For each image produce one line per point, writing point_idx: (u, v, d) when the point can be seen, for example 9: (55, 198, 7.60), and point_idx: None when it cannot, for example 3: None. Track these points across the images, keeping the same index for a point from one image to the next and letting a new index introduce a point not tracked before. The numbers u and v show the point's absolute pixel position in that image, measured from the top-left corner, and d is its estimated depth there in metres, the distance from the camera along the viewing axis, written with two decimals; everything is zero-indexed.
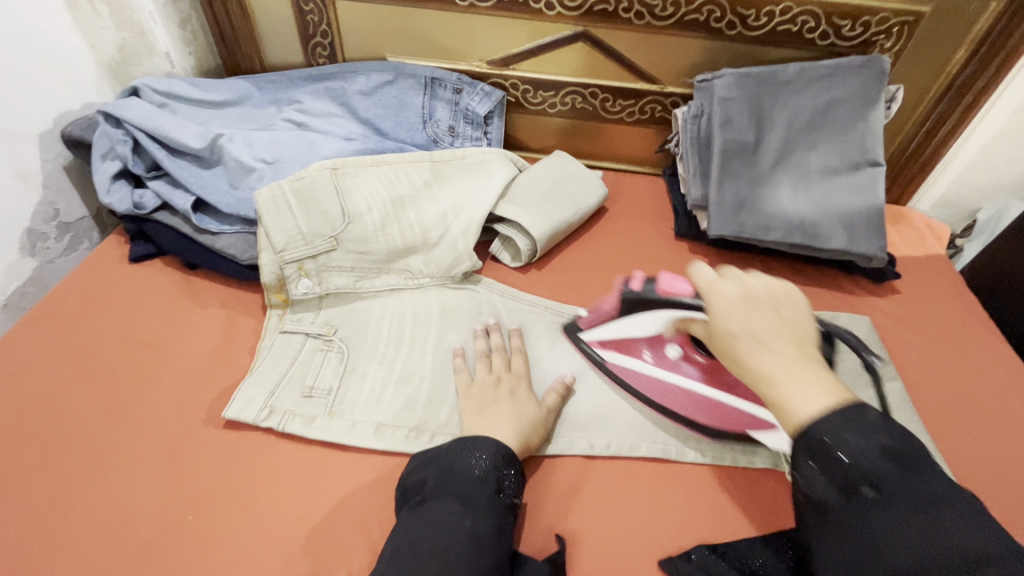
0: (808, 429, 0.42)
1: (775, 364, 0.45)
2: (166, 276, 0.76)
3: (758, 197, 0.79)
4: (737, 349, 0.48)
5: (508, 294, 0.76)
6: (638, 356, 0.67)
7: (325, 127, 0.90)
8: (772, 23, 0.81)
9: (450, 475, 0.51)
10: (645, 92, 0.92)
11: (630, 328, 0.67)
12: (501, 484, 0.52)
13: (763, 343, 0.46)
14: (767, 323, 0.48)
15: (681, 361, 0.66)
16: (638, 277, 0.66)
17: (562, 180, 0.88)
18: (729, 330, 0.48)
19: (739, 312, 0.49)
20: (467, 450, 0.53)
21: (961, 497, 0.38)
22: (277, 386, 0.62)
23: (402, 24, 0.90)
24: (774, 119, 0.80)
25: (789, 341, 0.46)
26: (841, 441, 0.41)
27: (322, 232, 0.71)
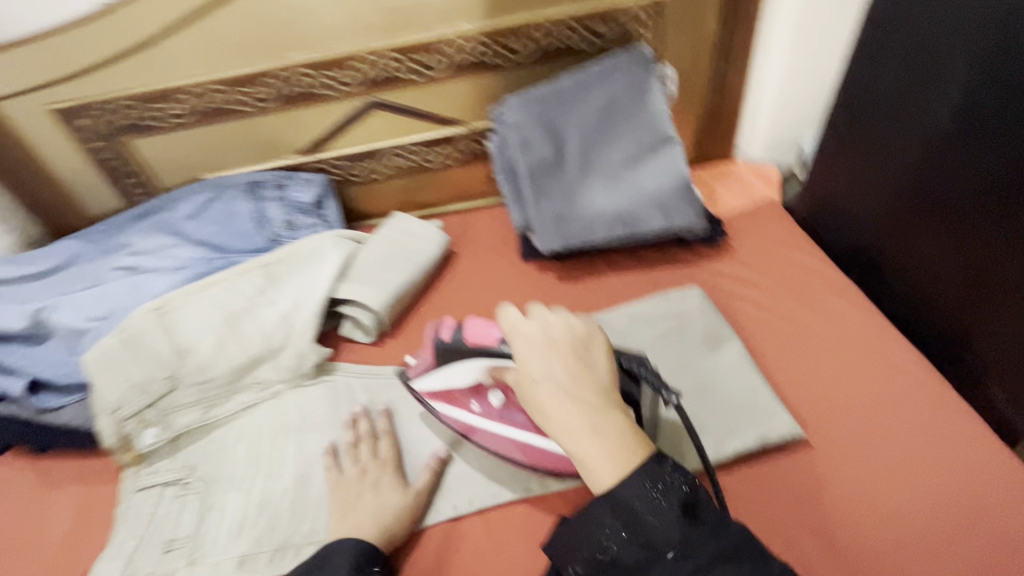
0: (615, 493, 0.47)
1: (577, 415, 0.50)
2: (16, 468, 0.73)
3: (574, 205, 0.82)
4: (536, 394, 0.52)
5: (364, 374, 0.76)
6: (465, 406, 0.65)
7: (156, 263, 0.90)
8: (538, 45, 0.85)
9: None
10: (455, 134, 0.95)
11: (444, 381, 0.64)
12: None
13: (567, 395, 0.51)
14: (572, 374, 0.52)
15: (506, 407, 0.63)
16: (445, 325, 0.64)
17: (400, 242, 0.89)
18: (540, 381, 0.52)
19: (546, 362, 0.53)
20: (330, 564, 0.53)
21: (736, 549, 0.44)
22: (135, 550, 0.61)
23: (203, 142, 0.91)
24: (566, 130, 0.84)
25: (588, 395, 0.51)
26: (641, 506, 0.46)
27: (157, 375, 0.71)
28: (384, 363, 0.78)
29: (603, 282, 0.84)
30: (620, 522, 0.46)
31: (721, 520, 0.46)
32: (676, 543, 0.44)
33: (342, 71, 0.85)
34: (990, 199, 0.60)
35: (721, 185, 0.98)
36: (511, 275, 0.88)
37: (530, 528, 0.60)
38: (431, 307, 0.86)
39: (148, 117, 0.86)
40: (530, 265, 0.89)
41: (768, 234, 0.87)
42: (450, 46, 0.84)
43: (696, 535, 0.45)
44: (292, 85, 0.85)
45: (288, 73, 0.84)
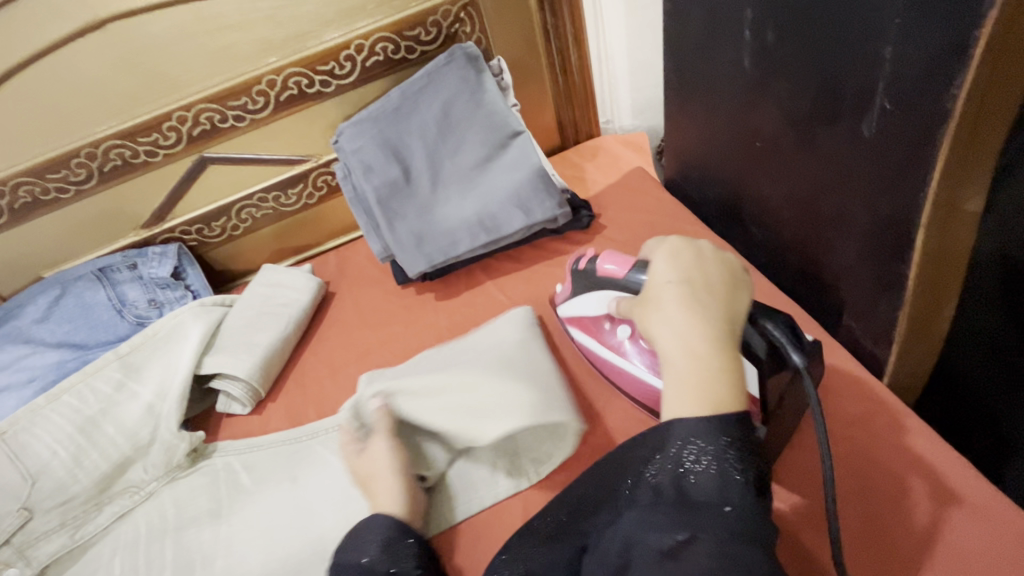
0: (677, 427, 0.43)
1: (671, 348, 0.45)
2: None
3: (431, 221, 0.79)
4: (659, 303, 0.48)
5: (244, 449, 0.71)
6: (597, 333, 0.66)
7: (7, 379, 0.82)
8: (358, 64, 0.82)
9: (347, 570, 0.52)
10: (305, 172, 0.90)
11: (583, 306, 0.66)
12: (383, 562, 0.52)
13: (691, 303, 0.46)
14: (705, 284, 0.47)
15: (627, 342, 0.62)
16: (589, 255, 0.66)
17: (270, 298, 0.84)
18: (663, 293, 0.48)
19: (681, 269, 0.48)
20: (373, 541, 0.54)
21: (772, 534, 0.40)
22: None
23: (32, 238, 0.84)
24: (408, 146, 0.80)
25: (721, 309, 0.46)
26: (698, 456, 0.42)
27: (8, 508, 0.64)
28: (267, 429, 0.74)
29: (480, 293, 0.81)
30: (683, 467, 0.42)
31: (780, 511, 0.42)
32: (737, 503, 0.40)
33: (157, 134, 0.79)
34: (793, 133, 0.58)
35: (588, 163, 0.96)
36: (391, 303, 0.84)
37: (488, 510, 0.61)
38: (312, 358, 0.81)
39: None
40: (408, 289, 0.85)
41: (634, 205, 0.86)
42: (267, 84, 0.79)
43: (761, 510, 0.40)
44: (107, 160, 0.79)
45: (99, 149, 0.78)
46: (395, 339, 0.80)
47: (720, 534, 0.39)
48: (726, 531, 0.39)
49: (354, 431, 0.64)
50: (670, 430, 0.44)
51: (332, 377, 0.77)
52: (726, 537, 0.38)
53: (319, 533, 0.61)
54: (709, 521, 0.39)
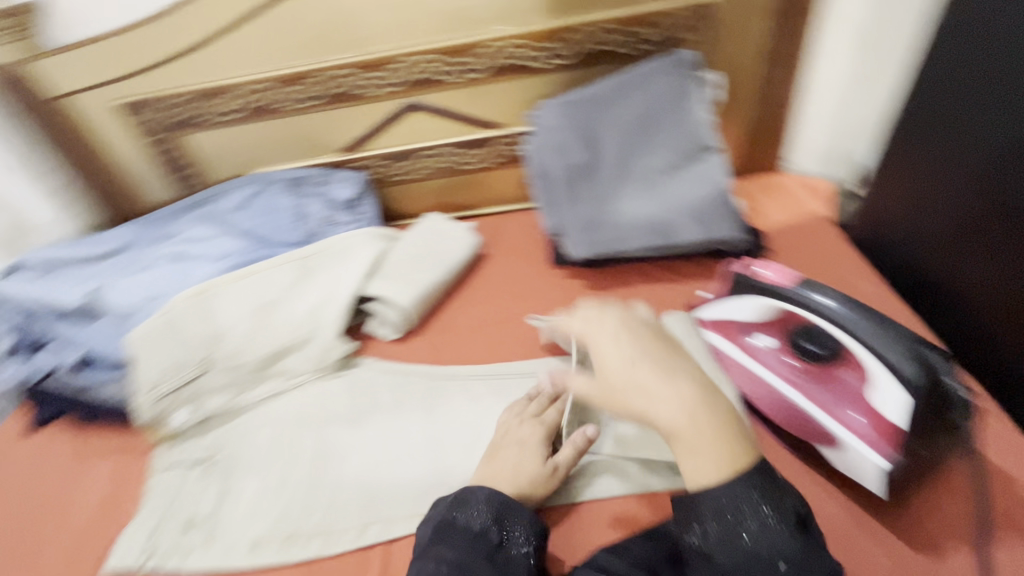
0: (709, 494, 0.46)
1: (669, 419, 0.48)
2: (61, 437, 0.77)
3: (606, 212, 0.80)
4: (640, 384, 0.49)
5: (387, 371, 0.76)
6: (739, 338, 0.66)
7: (202, 252, 0.94)
8: (576, 49, 0.85)
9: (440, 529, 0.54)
10: (491, 138, 0.95)
11: (727, 309, 0.65)
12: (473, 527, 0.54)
13: (665, 373, 0.49)
14: (667, 354, 0.51)
15: (772, 351, 0.63)
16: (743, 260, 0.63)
17: (432, 243, 0.90)
18: (632, 375, 0.50)
19: (634, 350, 0.52)
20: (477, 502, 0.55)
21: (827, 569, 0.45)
22: (157, 525, 0.63)
23: (253, 137, 0.95)
24: (603, 136, 0.82)
25: (692, 367, 0.51)
26: (745, 527, 0.44)
27: (193, 357, 0.74)
28: (408, 360, 0.79)
29: (631, 295, 0.81)
30: (732, 527, 0.45)
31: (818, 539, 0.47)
32: (789, 558, 0.44)
33: (383, 72, 0.86)
34: None
35: (764, 198, 0.93)
36: (542, 279, 0.87)
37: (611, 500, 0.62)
38: (458, 308, 0.85)
39: (206, 112, 0.92)
40: (559, 270, 0.87)
41: (811, 252, 0.83)
42: (489, 50, 0.84)
43: (809, 549, 0.45)
44: (335, 85, 0.88)
45: (333, 74, 0.87)
46: (538, 315, 0.82)
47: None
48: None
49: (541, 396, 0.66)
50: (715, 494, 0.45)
51: (474, 332, 0.82)
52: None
53: (442, 469, 0.64)
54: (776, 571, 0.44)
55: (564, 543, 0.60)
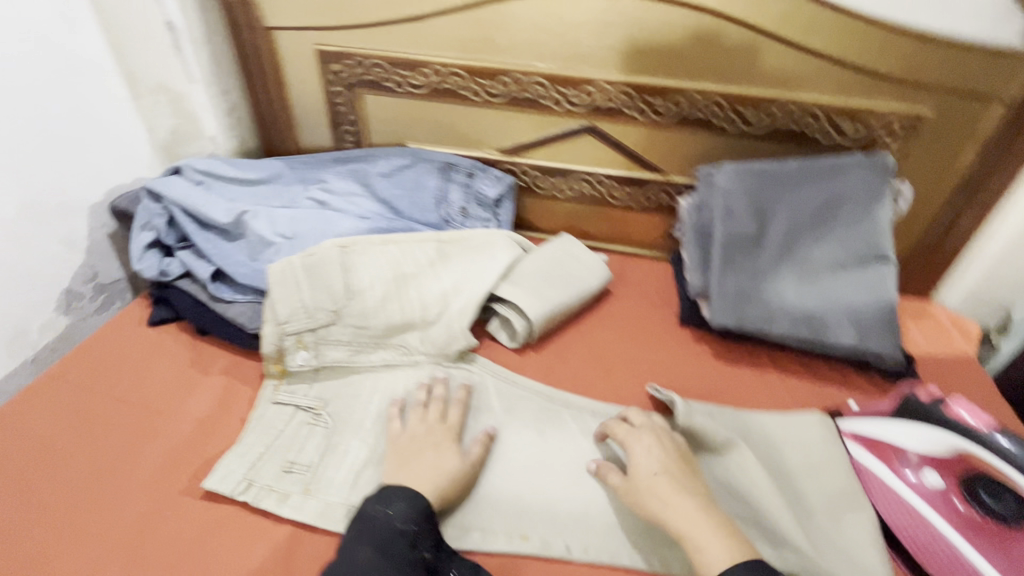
0: None
1: (679, 524, 0.52)
2: (176, 341, 0.79)
3: (761, 289, 0.78)
4: (663, 492, 0.54)
5: (502, 377, 0.74)
6: (896, 468, 0.61)
7: (344, 206, 0.96)
8: (772, 122, 0.83)
9: (362, 531, 0.53)
10: (650, 181, 0.93)
11: (897, 432, 0.61)
12: (415, 540, 0.53)
13: (680, 489, 0.55)
14: (681, 470, 0.57)
15: (940, 494, 0.59)
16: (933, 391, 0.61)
17: (565, 263, 0.89)
18: (652, 480, 0.56)
19: (660, 461, 0.57)
20: (384, 503, 0.55)
21: None
22: (259, 459, 0.62)
23: (423, 114, 0.97)
24: (778, 213, 0.80)
25: (700, 483, 0.57)
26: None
27: (325, 305, 0.74)
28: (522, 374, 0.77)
29: (762, 379, 0.78)
30: None
31: None
32: None
33: (574, 91, 0.87)
34: None
35: (910, 322, 0.89)
36: (668, 334, 0.85)
37: None
38: (578, 337, 0.84)
39: (390, 79, 0.93)
40: (687, 330, 0.85)
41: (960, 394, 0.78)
42: (686, 99, 0.84)
43: None
44: (523, 89, 0.89)
45: (526, 79, 0.88)
46: (659, 368, 0.80)
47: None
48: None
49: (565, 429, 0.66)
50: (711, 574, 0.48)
51: (592, 366, 0.79)
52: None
53: (549, 497, 0.61)
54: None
55: None
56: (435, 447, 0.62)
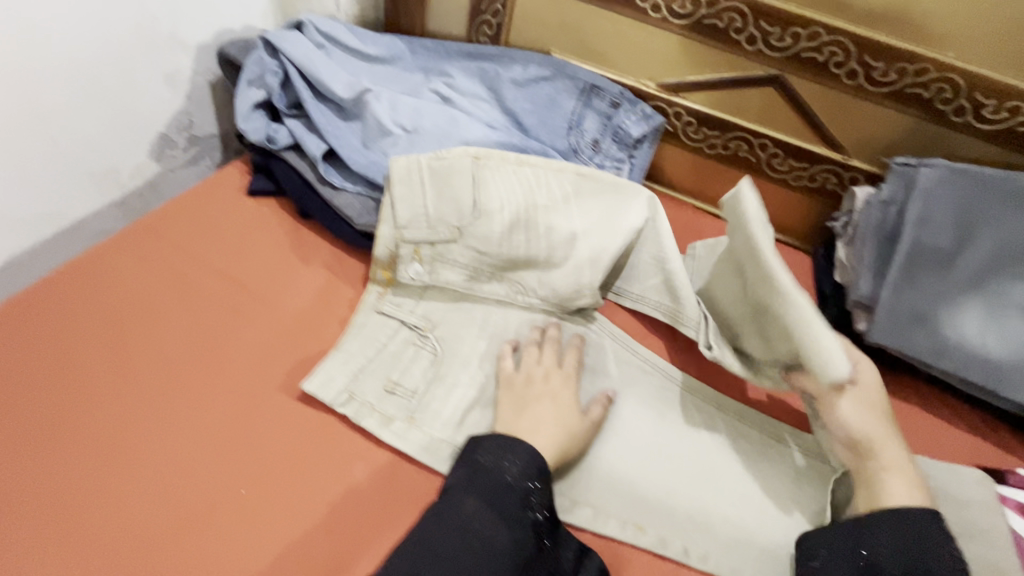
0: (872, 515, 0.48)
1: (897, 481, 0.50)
2: (275, 218, 0.72)
3: (937, 315, 0.67)
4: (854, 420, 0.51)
5: (623, 342, 0.65)
6: None
7: (470, 109, 0.85)
8: (1011, 121, 0.68)
9: (474, 477, 0.48)
10: (823, 159, 0.80)
11: None
12: (529, 498, 0.47)
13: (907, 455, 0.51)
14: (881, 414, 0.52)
15: None
16: None
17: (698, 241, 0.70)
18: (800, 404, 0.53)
19: (861, 417, 0.51)
20: (498, 454, 0.49)
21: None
22: (361, 371, 0.56)
23: (580, 21, 0.83)
24: (987, 232, 0.67)
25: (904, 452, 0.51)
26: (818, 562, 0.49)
27: (448, 219, 0.65)
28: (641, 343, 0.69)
29: (904, 412, 0.69)
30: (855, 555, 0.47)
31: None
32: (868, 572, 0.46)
33: (778, 30, 0.72)
34: None
35: None
36: None
37: None
38: None
39: None
40: None
41: None
42: (915, 69, 0.69)
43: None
44: (714, 15, 0.75)
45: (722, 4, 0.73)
46: None
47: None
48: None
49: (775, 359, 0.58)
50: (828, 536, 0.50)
51: None
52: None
53: (668, 489, 0.54)
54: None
55: None
56: (553, 398, 0.56)
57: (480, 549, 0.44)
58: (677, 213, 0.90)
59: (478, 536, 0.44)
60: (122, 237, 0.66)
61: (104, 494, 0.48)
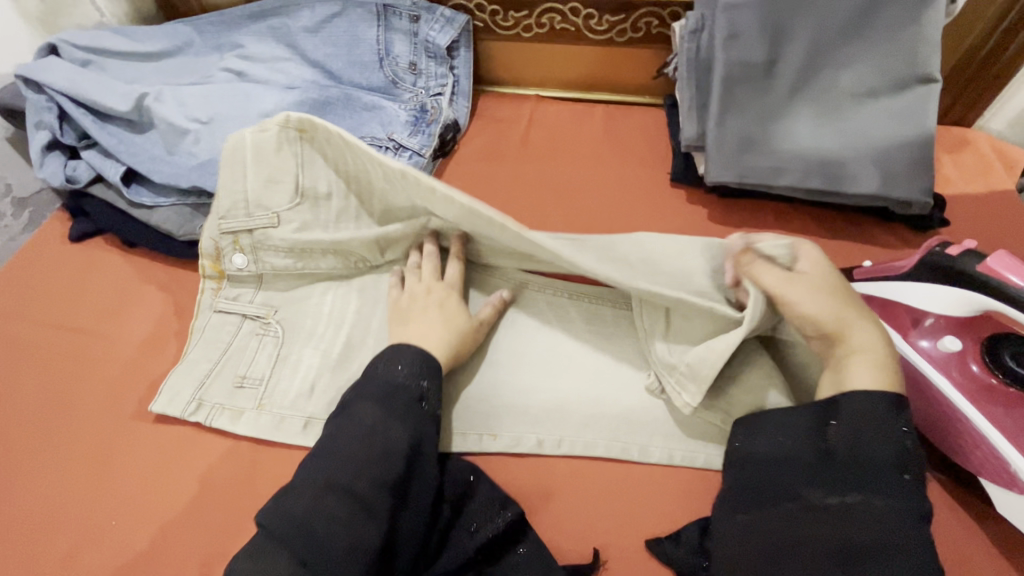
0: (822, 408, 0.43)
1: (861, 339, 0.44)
2: (107, 255, 0.71)
3: (769, 133, 0.65)
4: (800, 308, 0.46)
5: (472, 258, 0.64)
6: (908, 335, 0.52)
7: (267, 75, 0.80)
8: None
9: (377, 379, 0.49)
10: (638, 2, 0.74)
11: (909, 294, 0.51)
12: (423, 395, 0.48)
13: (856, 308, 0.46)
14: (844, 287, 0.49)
15: (958, 358, 0.49)
16: (966, 244, 0.48)
17: None
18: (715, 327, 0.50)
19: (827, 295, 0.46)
20: (389, 359, 0.50)
21: (866, 511, 0.38)
22: (207, 376, 0.58)
23: None
24: (797, 28, 0.63)
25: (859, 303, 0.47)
26: (877, 426, 0.40)
27: (265, 203, 0.61)
28: None
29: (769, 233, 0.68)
30: (756, 439, 0.45)
31: (868, 480, 0.39)
32: (794, 460, 0.42)
33: None
34: None
35: (944, 154, 0.76)
36: (657, 195, 0.74)
37: (691, 491, 0.51)
38: (554, 211, 0.74)
39: None
40: (681, 190, 0.74)
41: (994, 235, 0.68)
42: None
43: (866, 496, 0.39)
44: None
45: None
46: None
47: (910, 503, 0.38)
48: (916, 503, 0.38)
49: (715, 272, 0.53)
50: (839, 402, 0.42)
51: None
52: (899, 522, 0.37)
53: (521, 390, 0.56)
54: (835, 499, 0.40)
55: (554, 502, 0.51)
56: (437, 307, 0.56)
57: (381, 454, 0.44)
58: (521, 109, 0.86)
59: (377, 438, 0.45)
60: None
61: None
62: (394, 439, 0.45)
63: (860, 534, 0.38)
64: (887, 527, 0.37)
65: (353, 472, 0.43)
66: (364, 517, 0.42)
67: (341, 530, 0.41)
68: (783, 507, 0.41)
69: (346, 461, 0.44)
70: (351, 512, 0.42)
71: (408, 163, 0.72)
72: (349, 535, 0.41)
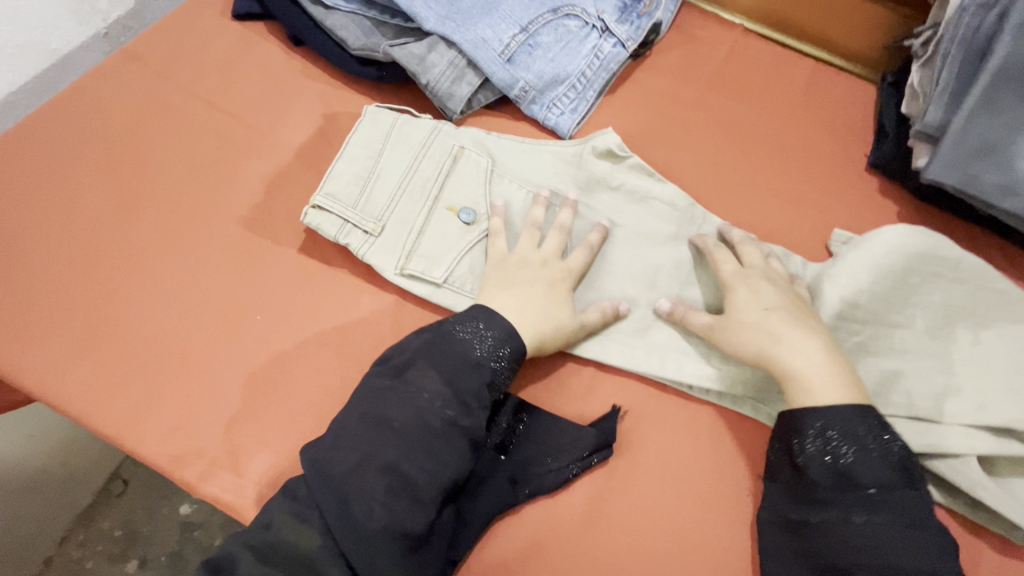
0: (798, 416, 0.44)
1: (800, 359, 0.45)
2: (266, 44, 0.65)
3: (1016, 147, 0.57)
4: (763, 340, 0.46)
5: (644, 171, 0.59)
6: None
7: None
8: None
9: (429, 353, 0.45)
10: None
11: None
12: (494, 381, 0.45)
13: (800, 326, 0.47)
14: (806, 313, 0.48)
15: None
16: None
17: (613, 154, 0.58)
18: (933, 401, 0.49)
19: (785, 300, 0.48)
20: (473, 329, 0.46)
21: (873, 532, 0.39)
22: (359, 199, 0.52)
23: None
24: None
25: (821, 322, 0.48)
26: (842, 439, 0.42)
27: (421, 182, 0.54)
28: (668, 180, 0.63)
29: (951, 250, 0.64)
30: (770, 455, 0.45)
31: (860, 500, 0.40)
32: (786, 479, 0.43)
33: None
34: None
35: None
36: (848, 173, 0.68)
37: None
38: (736, 153, 0.67)
39: None
40: (873, 177, 0.68)
41: None
42: None
43: (861, 515, 0.40)
44: None
45: None
46: (827, 214, 0.65)
47: (885, 519, 0.39)
48: (886, 517, 0.39)
49: (889, 330, 0.53)
50: (802, 415, 0.43)
51: (749, 196, 0.65)
52: (869, 537, 0.39)
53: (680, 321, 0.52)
54: (844, 513, 0.40)
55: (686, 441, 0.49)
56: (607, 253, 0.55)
57: (427, 431, 0.42)
58: (725, 35, 0.77)
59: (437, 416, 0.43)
60: (105, 66, 0.62)
61: (115, 316, 0.49)
62: (459, 427, 0.43)
63: (863, 557, 0.39)
64: (901, 556, 0.38)
65: (405, 458, 0.41)
66: (411, 499, 0.40)
67: (379, 502, 0.40)
68: (790, 515, 0.42)
69: (403, 442, 0.42)
70: (394, 487, 0.40)
71: (610, 51, 0.66)
72: (397, 514, 0.40)
